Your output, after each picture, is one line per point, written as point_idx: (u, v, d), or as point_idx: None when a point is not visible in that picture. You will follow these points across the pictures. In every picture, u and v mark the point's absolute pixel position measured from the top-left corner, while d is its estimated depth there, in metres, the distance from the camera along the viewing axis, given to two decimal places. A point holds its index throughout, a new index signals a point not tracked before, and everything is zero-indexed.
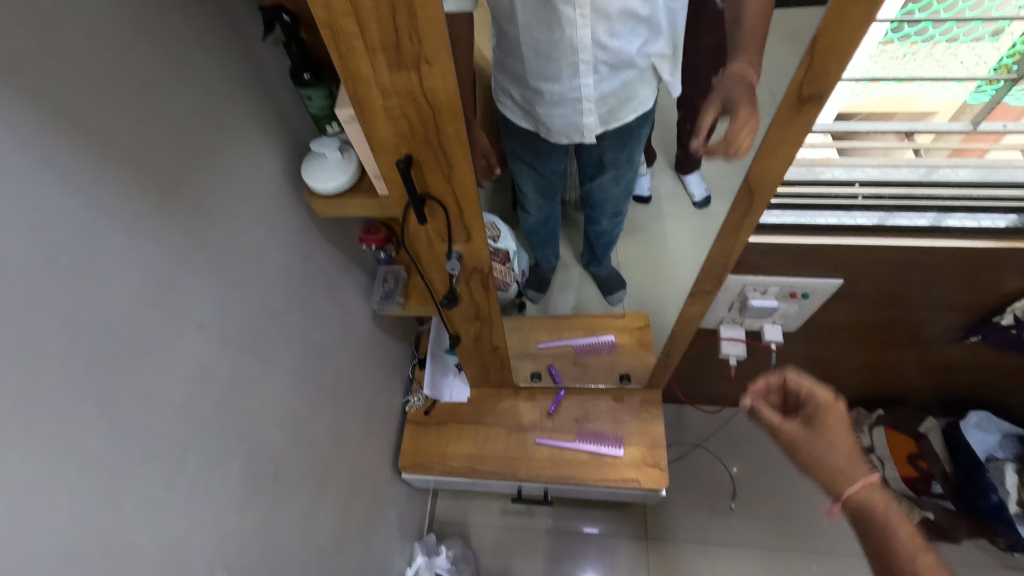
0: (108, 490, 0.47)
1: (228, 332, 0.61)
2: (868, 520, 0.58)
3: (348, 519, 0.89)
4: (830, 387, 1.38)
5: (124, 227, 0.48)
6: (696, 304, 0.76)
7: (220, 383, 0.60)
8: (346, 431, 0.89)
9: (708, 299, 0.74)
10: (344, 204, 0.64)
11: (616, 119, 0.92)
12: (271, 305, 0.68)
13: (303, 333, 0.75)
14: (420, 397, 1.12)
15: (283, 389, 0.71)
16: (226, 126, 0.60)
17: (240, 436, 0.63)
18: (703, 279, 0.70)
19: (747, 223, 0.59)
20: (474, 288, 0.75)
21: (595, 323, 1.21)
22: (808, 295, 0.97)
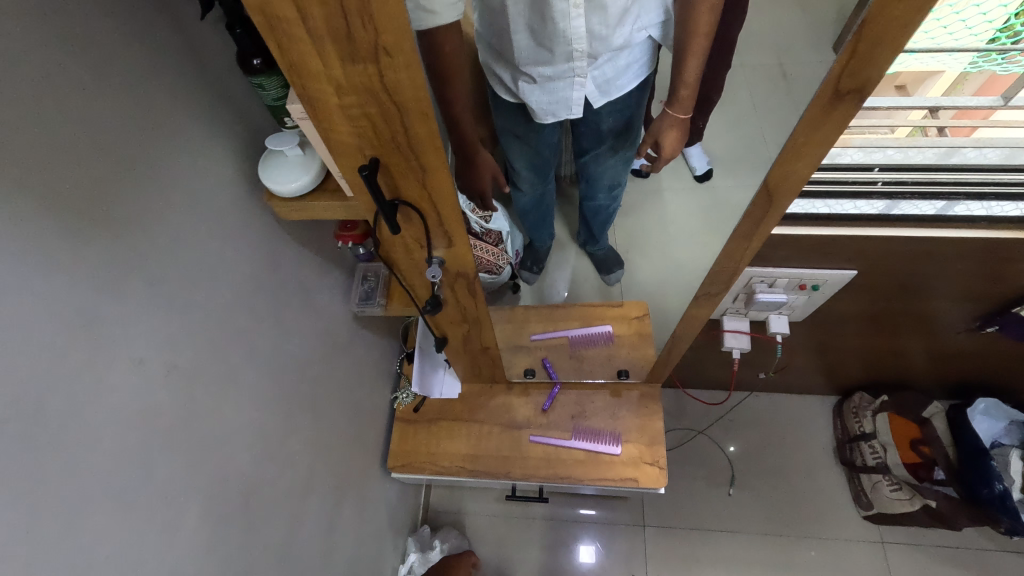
0: (38, 562, 0.41)
1: (180, 361, 0.54)
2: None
3: (334, 530, 0.86)
4: (832, 371, 1.34)
5: (33, 259, 0.41)
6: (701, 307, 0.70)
7: (172, 418, 0.54)
8: (329, 440, 0.84)
9: (716, 302, 0.68)
10: (321, 208, 0.57)
11: (616, 89, 0.84)
12: (232, 322, 0.62)
13: (273, 347, 0.69)
14: (409, 394, 1.07)
15: (251, 410, 0.65)
16: (159, 127, 0.52)
17: (201, 471, 0.57)
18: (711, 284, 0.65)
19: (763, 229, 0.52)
20: (459, 292, 0.68)
21: (590, 312, 1.14)
22: (818, 287, 0.91)
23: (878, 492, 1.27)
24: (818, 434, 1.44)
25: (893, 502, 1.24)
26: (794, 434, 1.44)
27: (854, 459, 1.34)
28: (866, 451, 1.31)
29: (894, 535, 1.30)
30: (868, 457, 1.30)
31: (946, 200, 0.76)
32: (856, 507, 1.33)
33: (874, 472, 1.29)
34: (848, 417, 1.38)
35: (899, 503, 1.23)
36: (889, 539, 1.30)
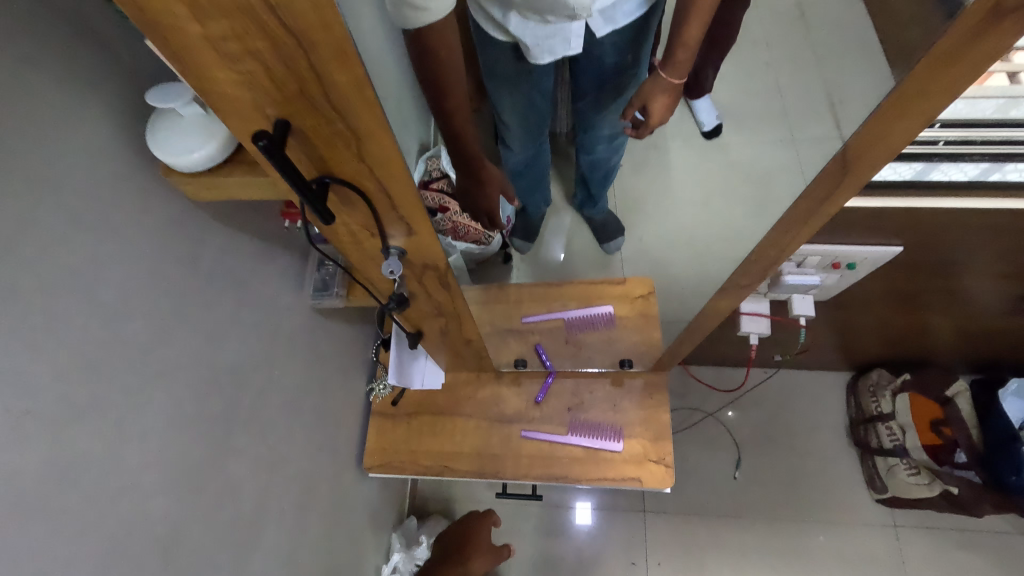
0: None
1: (47, 397, 0.41)
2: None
3: (301, 548, 0.76)
4: (848, 348, 1.23)
5: None
6: (728, 300, 0.59)
7: (46, 471, 0.41)
8: (290, 452, 0.72)
9: (743, 296, 0.56)
10: (246, 186, 0.45)
11: (621, 14, 0.70)
12: (130, 335, 0.48)
13: (199, 358, 0.56)
14: (386, 386, 0.96)
15: (174, 438, 0.53)
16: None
17: (101, 528, 0.45)
18: (747, 273, 0.54)
19: (826, 209, 0.41)
20: (430, 287, 0.56)
21: (589, 291, 1.03)
22: (854, 266, 0.78)
23: (894, 477, 1.19)
24: (831, 413, 1.35)
25: (910, 486, 1.17)
26: (803, 413, 1.35)
27: (868, 440, 1.26)
28: (883, 433, 1.22)
29: (908, 519, 1.24)
30: (884, 439, 1.22)
31: (987, 162, 0.63)
32: (868, 490, 1.26)
33: (890, 455, 1.21)
34: (864, 395, 1.29)
35: (917, 488, 1.16)
36: (902, 522, 1.24)
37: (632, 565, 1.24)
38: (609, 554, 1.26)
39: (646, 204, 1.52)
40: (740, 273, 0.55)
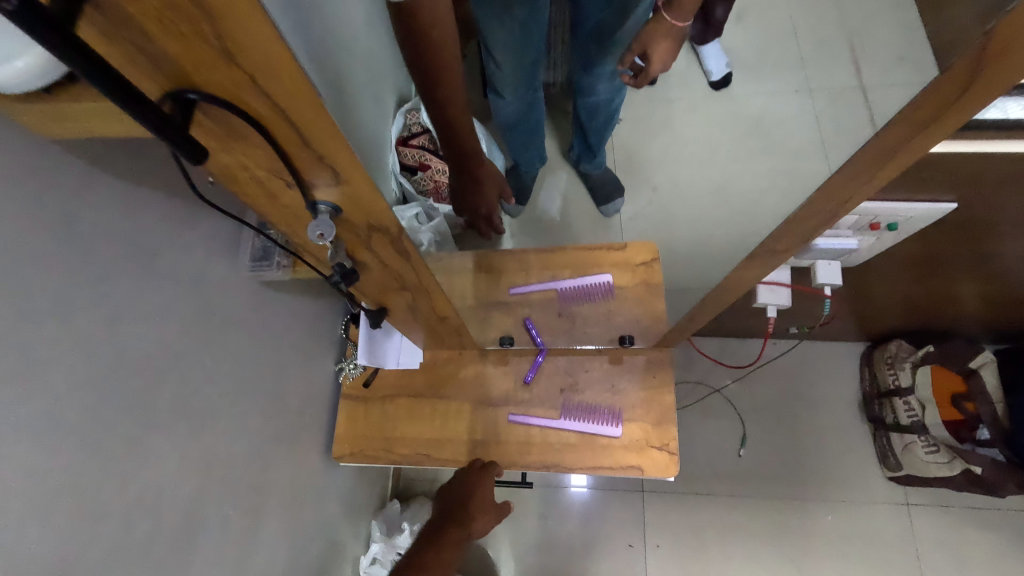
0: None
1: None
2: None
3: (265, 554, 0.67)
4: (865, 317, 1.13)
5: None
6: (762, 263, 0.48)
7: None
8: (244, 452, 0.62)
9: (768, 263, 0.48)
10: (126, 118, 0.33)
11: None
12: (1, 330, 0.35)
13: (117, 352, 0.44)
14: (357, 366, 0.85)
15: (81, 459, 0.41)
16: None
17: None
18: (786, 230, 0.43)
19: (921, 141, 0.30)
20: (384, 254, 0.45)
21: (584, 257, 0.90)
22: (895, 226, 0.66)
23: (911, 455, 1.11)
24: (841, 387, 1.27)
25: (928, 465, 1.09)
26: (812, 387, 1.27)
27: (883, 416, 1.18)
28: (900, 408, 1.14)
29: (921, 497, 1.17)
30: (901, 415, 1.13)
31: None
32: (881, 467, 1.19)
33: (907, 431, 1.12)
34: (880, 367, 1.20)
35: (935, 467, 1.08)
36: (915, 501, 1.17)
37: (629, 547, 1.19)
38: (604, 536, 1.20)
39: (646, 163, 1.39)
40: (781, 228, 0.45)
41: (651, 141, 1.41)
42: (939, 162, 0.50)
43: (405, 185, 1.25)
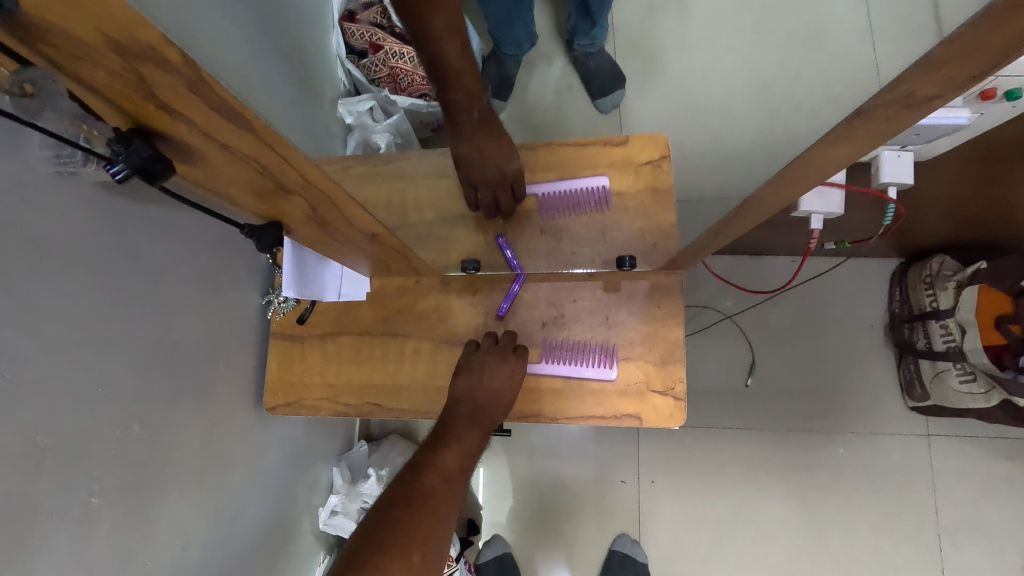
0: None
1: None
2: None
3: (173, 539, 0.53)
4: (909, 230, 0.95)
5: None
6: (898, 119, 0.25)
7: None
8: (114, 423, 0.46)
9: (872, 138, 0.27)
10: None
11: None
12: None
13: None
14: (288, 300, 0.68)
15: None
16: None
17: None
18: (975, 36, 0.20)
19: None
20: (208, 129, 0.26)
21: (573, 155, 0.69)
22: (1016, 96, 0.46)
23: (942, 384, 0.99)
24: (865, 310, 1.12)
25: (960, 396, 0.97)
26: (832, 311, 1.12)
27: (913, 341, 1.04)
28: (934, 333, 0.99)
29: (944, 427, 1.06)
30: (935, 340, 0.99)
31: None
32: (903, 397, 1.08)
33: (940, 359, 0.98)
34: (916, 286, 1.04)
35: (969, 398, 0.96)
36: (936, 431, 1.06)
37: (622, 484, 1.09)
38: (595, 473, 1.10)
39: (653, 43, 1.13)
40: (955, 34, 0.22)
41: (659, 14, 1.13)
42: None
43: (353, 71, 0.97)
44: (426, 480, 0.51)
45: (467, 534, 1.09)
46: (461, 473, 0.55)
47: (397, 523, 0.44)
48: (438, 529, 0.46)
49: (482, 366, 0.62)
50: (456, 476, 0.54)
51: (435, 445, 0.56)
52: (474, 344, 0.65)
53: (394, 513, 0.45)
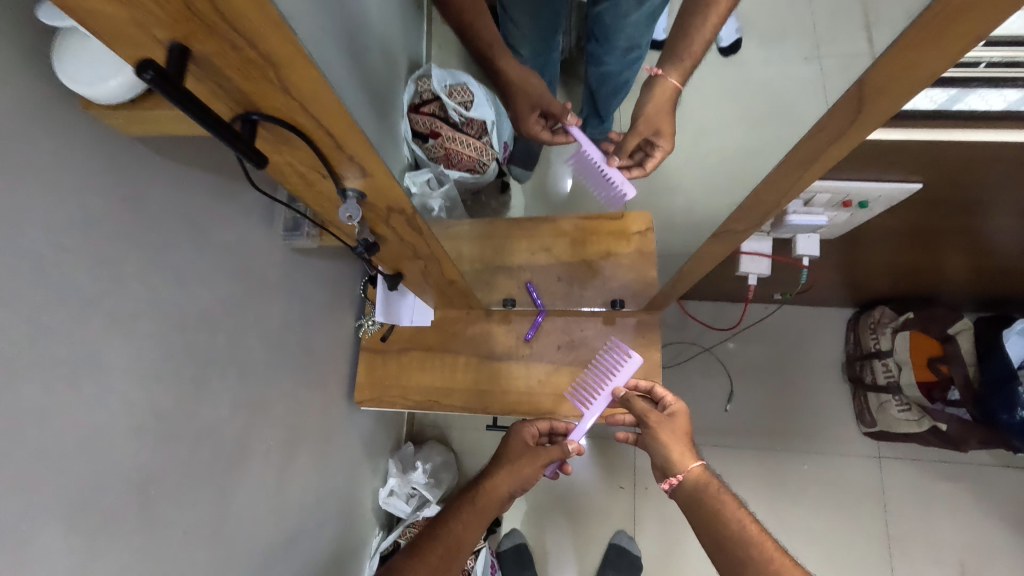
0: None
1: (41, 354, 0.39)
2: (703, 497, 0.66)
3: (300, 480, 0.77)
4: (856, 285, 1.19)
5: None
6: (731, 239, 0.52)
7: (50, 435, 0.40)
8: (279, 392, 0.71)
9: (738, 239, 0.52)
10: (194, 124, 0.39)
11: None
12: (110, 285, 0.44)
13: (179, 306, 0.52)
14: (375, 322, 0.94)
15: (163, 390, 0.51)
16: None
17: (103, 481, 0.44)
18: (742, 212, 0.46)
19: (813, 168, 0.36)
20: (400, 230, 0.52)
21: (583, 229, 0.96)
22: (866, 205, 0.74)
23: (885, 413, 1.21)
24: (827, 349, 1.34)
25: (900, 422, 1.19)
26: (800, 348, 1.35)
27: (863, 376, 1.26)
28: (878, 369, 1.21)
29: (893, 451, 1.26)
30: (879, 375, 1.21)
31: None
32: (857, 423, 1.29)
33: (884, 391, 1.21)
34: (864, 332, 1.26)
35: (906, 424, 1.18)
36: (886, 454, 1.26)
37: (620, 489, 1.31)
38: (599, 479, 1.32)
39: None
40: (731, 215, 0.49)
41: None
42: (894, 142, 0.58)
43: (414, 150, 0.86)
44: (427, 545, 0.67)
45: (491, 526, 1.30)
46: (455, 551, 0.69)
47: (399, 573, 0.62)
48: None
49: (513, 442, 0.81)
50: (451, 552, 0.68)
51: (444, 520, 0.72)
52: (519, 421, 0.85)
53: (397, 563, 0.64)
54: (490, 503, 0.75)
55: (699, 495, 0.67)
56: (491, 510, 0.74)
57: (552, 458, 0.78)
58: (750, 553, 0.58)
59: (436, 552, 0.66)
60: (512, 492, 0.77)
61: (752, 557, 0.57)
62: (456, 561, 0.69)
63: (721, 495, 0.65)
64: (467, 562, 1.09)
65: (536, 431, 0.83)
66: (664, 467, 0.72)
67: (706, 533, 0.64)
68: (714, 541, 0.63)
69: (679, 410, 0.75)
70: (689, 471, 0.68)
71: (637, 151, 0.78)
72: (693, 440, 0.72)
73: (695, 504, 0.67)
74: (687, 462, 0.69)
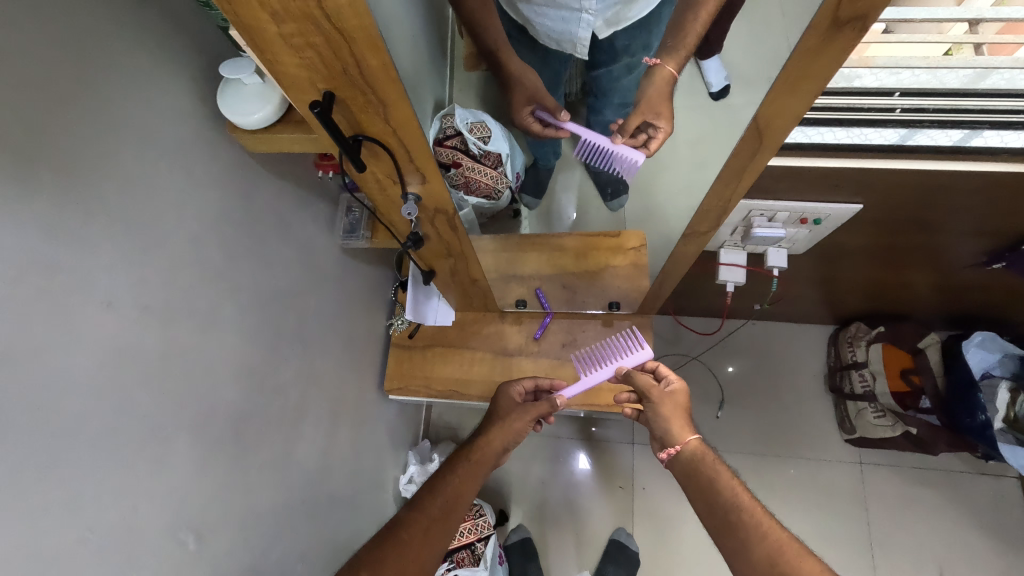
0: (88, 505, 0.44)
1: (185, 307, 0.54)
2: (699, 464, 0.75)
3: (341, 448, 0.90)
4: (834, 303, 1.31)
5: (49, 237, 0.41)
6: (697, 240, 0.68)
7: (187, 367, 0.54)
8: (328, 369, 0.85)
9: (704, 240, 0.67)
10: (303, 142, 0.54)
11: (625, 20, 0.80)
12: (226, 263, 0.59)
13: (268, 286, 0.67)
14: (404, 321, 1.09)
15: (255, 348, 0.65)
16: (84, 31, 0.44)
17: (215, 412, 0.58)
18: (702, 215, 0.61)
19: (746, 178, 0.51)
20: (442, 229, 0.67)
21: (586, 243, 1.11)
22: (820, 221, 0.89)
23: (862, 419, 1.31)
24: (810, 362, 1.46)
25: (875, 427, 1.29)
26: (785, 361, 1.47)
27: (843, 386, 1.37)
28: (855, 379, 1.32)
29: (874, 457, 1.36)
30: (856, 385, 1.32)
31: (968, 128, 0.72)
32: (840, 431, 1.39)
33: (860, 399, 1.32)
34: (842, 345, 1.39)
35: (881, 429, 1.29)
36: (867, 460, 1.36)
37: (620, 488, 1.41)
38: (599, 477, 1.43)
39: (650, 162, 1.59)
40: (693, 219, 0.63)
41: None
42: (827, 168, 0.74)
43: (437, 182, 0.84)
44: (432, 497, 0.71)
45: (499, 521, 1.40)
46: (458, 502, 0.74)
47: (407, 529, 0.67)
48: (430, 546, 0.67)
49: (501, 402, 0.87)
50: (455, 505, 0.73)
51: (443, 474, 0.76)
52: (503, 386, 0.90)
53: (403, 518, 0.68)
54: (487, 456, 0.81)
55: (698, 463, 0.76)
56: (487, 463, 0.80)
57: (540, 413, 0.84)
58: (740, 512, 0.68)
59: (438, 502, 0.71)
60: (504, 448, 0.85)
61: (742, 514, 0.67)
62: (456, 514, 0.73)
63: (716, 465, 0.75)
64: (478, 547, 1.20)
65: (521, 391, 0.89)
66: (665, 439, 0.82)
67: (702, 496, 0.73)
68: (709, 502, 0.72)
69: (680, 387, 0.83)
70: (688, 442, 0.78)
71: (638, 131, 0.84)
72: (690, 417, 0.82)
73: (694, 469, 0.76)
74: (685, 434, 0.79)
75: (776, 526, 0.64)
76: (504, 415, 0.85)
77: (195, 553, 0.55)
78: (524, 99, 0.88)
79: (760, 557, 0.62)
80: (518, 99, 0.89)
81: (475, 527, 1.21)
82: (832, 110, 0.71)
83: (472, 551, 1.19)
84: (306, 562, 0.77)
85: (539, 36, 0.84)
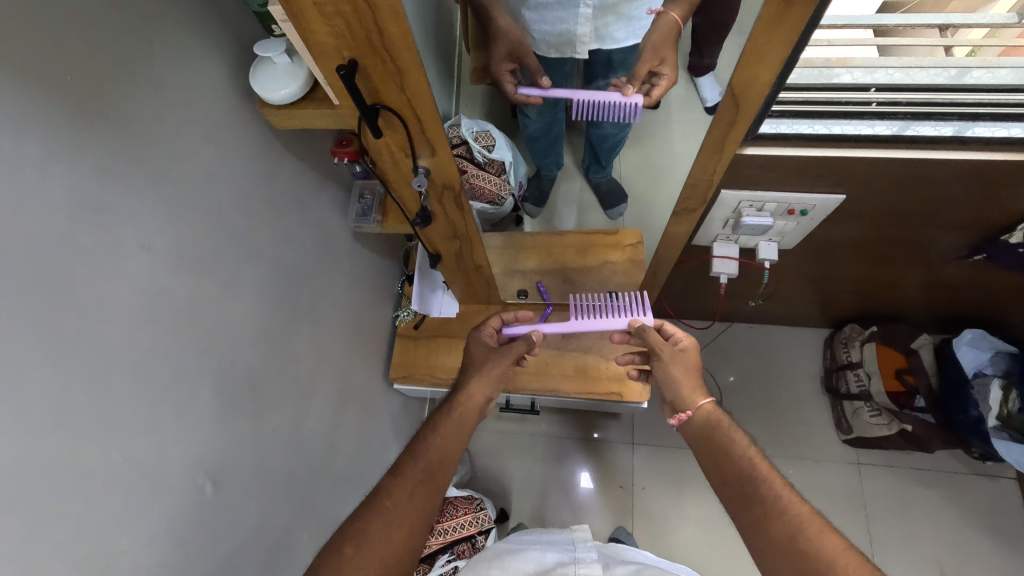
0: (115, 433, 0.48)
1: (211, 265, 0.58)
2: (715, 425, 0.77)
3: (347, 428, 0.93)
4: (828, 304, 1.35)
5: (96, 184, 0.46)
6: (687, 218, 0.72)
7: (210, 321, 0.58)
8: (338, 348, 0.89)
9: (694, 217, 0.72)
10: (325, 118, 0.60)
11: (614, 41, 0.86)
12: (248, 230, 0.64)
13: (284, 258, 0.71)
14: (410, 312, 1.13)
15: (271, 315, 0.69)
16: (138, 8, 0.50)
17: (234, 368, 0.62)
18: (691, 189, 0.66)
19: (729, 147, 0.56)
20: (450, 207, 0.72)
21: (584, 241, 1.14)
22: (807, 212, 0.94)
23: (859, 418, 1.33)
24: (807, 364, 1.49)
25: (871, 427, 1.31)
26: (783, 363, 1.50)
27: (839, 386, 1.39)
28: (851, 379, 1.35)
29: (872, 458, 1.38)
30: (852, 385, 1.35)
31: (957, 122, 0.76)
32: (837, 431, 1.40)
33: (857, 398, 1.34)
34: (837, 347, 1.42)
35: (877, 428, 1.30)
36: (866, 460, 1.38)
37: (620, 488, 1.43)
38: (599, 476, 1.44)
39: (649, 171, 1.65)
40: (682, 195, 0.68)
41: None
42: (814, 157, 0.78)
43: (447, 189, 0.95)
44: (418, 459, 0.73)
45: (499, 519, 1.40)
46: (439, 462, 0.75)
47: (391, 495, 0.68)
48: (423, 508, 0.69)
49: (474, 344, 0.89)
50: (438, 469, 0.74)
51: (424, 434, 0.78)
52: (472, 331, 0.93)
53: (389, 483, 0.70)
54: (468, 408, 0.84)
55: (710, 427, 0.77)
56: (473, 413, 0.83)
57: (517, 353, 0.87)
58: (754, 480, 0.68)
59: (420, 465, 0.73)
60: (487, 398, 0.87)
61: (757, 484, 0.67)
62: (443, 474, 0.75)
63: (730, 429, 0.76)
64: (479, 539, 1.20)
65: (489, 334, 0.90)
66: (676, 401, 0.83)
67: (714, 460, 0.74)
68: (723, 472, 0.72)
69: (689, 344, 0.85)
70: (701, 407, 0.80)
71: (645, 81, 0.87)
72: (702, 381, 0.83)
73: (706, 433, 0.77)
74: (697, 398, 0.81)
75: (794, 498, 0.64)
76: (480, 364, 0.87)
77: (207, 499, 0.58)
78: (507, 47, 0.88)
79: (778, 534, 0.62)
80: (502, 46, 0.88)
81: (475, 520, 1.22)
82: (816, 104, 0.75)
83: (473, 544, 1.19)
84: (310, 528, 0.80)
85: (539, 37, 0.87)
